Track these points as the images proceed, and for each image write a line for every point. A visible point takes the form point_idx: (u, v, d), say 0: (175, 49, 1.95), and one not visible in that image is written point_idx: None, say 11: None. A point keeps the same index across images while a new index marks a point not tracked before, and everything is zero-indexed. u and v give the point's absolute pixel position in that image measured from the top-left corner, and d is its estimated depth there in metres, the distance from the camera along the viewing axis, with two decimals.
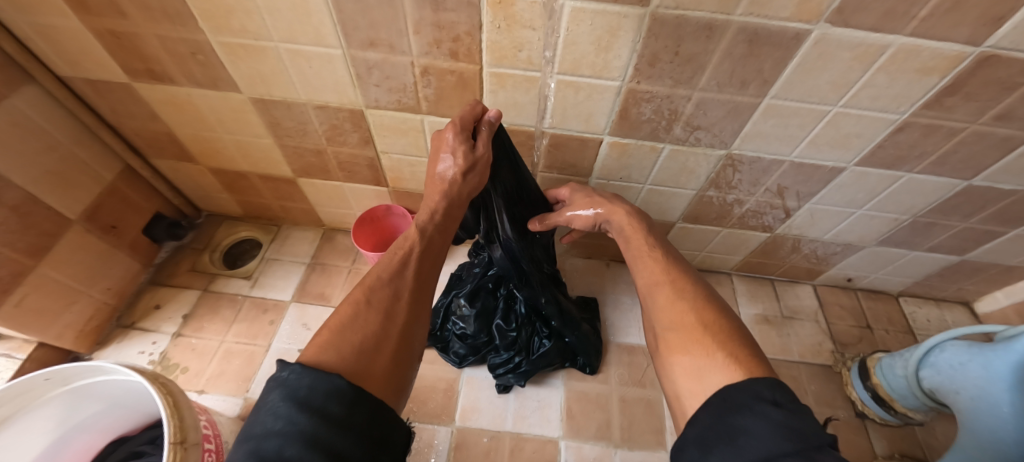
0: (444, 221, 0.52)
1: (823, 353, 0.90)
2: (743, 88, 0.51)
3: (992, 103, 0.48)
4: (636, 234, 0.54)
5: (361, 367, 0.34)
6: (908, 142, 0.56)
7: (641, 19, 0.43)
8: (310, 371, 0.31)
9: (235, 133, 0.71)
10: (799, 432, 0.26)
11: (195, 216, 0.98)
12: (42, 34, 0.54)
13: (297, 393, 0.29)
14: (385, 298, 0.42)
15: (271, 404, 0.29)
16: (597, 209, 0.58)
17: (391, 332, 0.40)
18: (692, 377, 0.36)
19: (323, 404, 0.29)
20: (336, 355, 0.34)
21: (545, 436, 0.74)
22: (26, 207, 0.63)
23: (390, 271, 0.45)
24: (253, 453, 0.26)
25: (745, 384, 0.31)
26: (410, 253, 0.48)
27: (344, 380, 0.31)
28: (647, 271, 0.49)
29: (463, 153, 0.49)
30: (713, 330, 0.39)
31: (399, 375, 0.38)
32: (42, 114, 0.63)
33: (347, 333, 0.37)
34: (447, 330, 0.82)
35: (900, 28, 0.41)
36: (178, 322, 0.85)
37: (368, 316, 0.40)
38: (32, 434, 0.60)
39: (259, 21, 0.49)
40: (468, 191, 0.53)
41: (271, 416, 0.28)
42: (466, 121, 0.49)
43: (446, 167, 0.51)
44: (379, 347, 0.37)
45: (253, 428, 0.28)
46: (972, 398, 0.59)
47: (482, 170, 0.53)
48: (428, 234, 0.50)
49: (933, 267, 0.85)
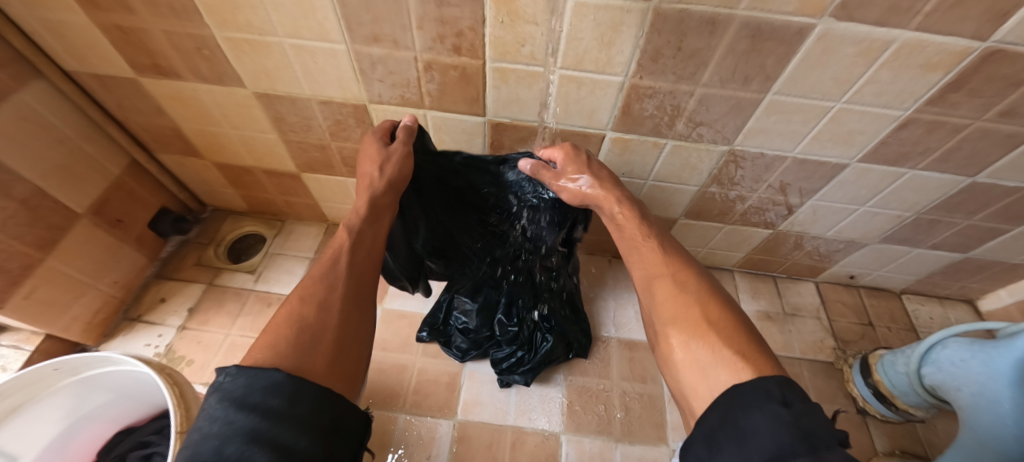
0: (372, 213, 0.51)
1: (824, 349, 0.90)
2: (745, 83, 0.51)
3: (997, 99, 0.48)
4: (630, 223, 0.52)
5: (302, 361, 0.34)
6: (912, 139, 0.56)
7: (644, 14, 0.43)
8: (244, 371, 0.31)
9: (240, 128, 0.72)
10: (807, 432, 0.26)
11: (200, 211, 0.98)
12: (51, 29, 0.55)
13: (234, 394, 0.30)
14: (319, 292, 0.42)
15: (208, 409, 0.29)
16: (588, 188, 0.52)
17: (329, 323, 0.39)
18: (699, 375, 0.37)
19: (263, 401, 0.29)
20: (272, 352, 0.34)
21: (546, 430, 0.75)
22: (35, 201, 0.64)
23: (322, 268, 0.44)
24: (191, 456, 0.26)
25: (752, 383, 0.31)
26: (340, 249, 0.47)
27: (282, 373, 0.31)
28: (644, 263, 0.49)
29: (375, 145, 0.53)
30: (719, 326, 0.39)
31: (344, 365, 0.38)
32: (50, 108, 0.64)
33: (282, 331, 0.37)
34: (450, 325, 0.82)
35: (904, 23, 0.41)
36: (183, 315, 0.86)
37: (304, 311, 0.39)
38: (43, 422, 0.61)
39: (264, 17, 0.50)
40: (393, 182, 0.52)
41: (207, 421, 0.28)
42: (382, 128, 0.55)
43: (367, 164, 0.52)
44: (318, 338, 0.37)
45: (195, 435, 0.28)
46: (972, 394, 0.59)
47: (404, 160, 0.53)
48: (356, 229, 0.49)
49: (937, 264, 0.85)
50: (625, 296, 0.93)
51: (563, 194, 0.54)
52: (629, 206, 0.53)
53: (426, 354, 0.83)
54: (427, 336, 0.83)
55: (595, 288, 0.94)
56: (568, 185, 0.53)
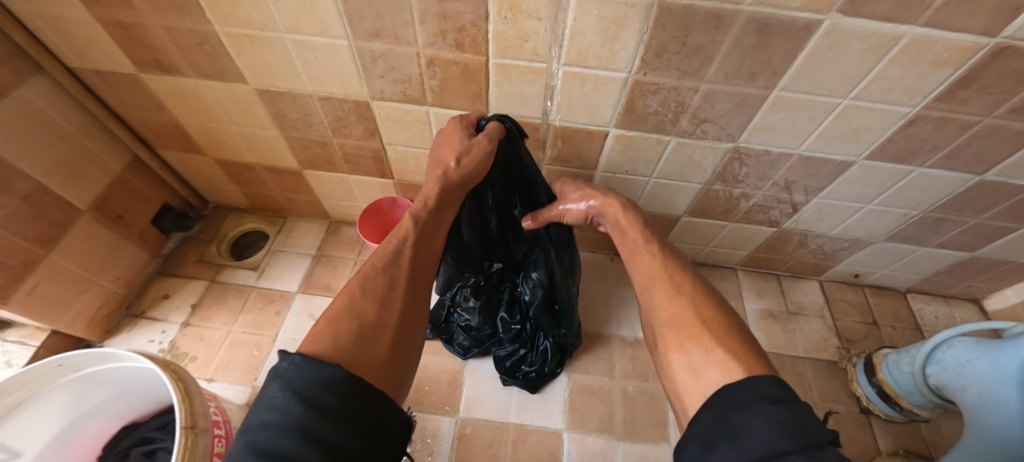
0: (439, 205, 0.50)
1: (828, 348, 0.89)
2: (751, 79, 0.50)
3: (1008, 96, 0.47)
4: (632, 227, 0.53)
5: (359, 357, 0.34)
6: (920, 136, 0.55)
7: (649, 9, 0.43)
8: (307, 362, 0.30)
9: (240, 124, 0.71)
10: (800, 429, 0.26)
11: (202, 207, 0.99)
12: (51, 24, 0.55)
13: (294, 383, 0.29)
14: (380, 287, 0.41)
15: (268, 395, 0.29)
16: (590, 203, 0.55)
17: (386, 322, 0.39)
18: (690, 376, 0.37)
19: (317, 396, 0.28)
20: (332, 344, 0.34)
21: (548, 428, 0.75)
22: (37, 197, 0.64)
23: (384, 260, 0.44)
24: (250, 444, 0.26)
25: (744, 384, 0.31)
26: (404, 241, 0.46)
27: (341, 370, 0.30)
28: (643, 267, 0.48)
29: (461, 134, 0.48)
30: (712, 326, 0.39)
31: (394, 368, 0.38)
32: (51, 104, 0.63)
33: (342, 322, 0.37)
34: (452, 322, 0.82)
35: (913, 18, 0.40)
36: (185, 311, 0.86)
37: (364, 305, 0.39)
38: (45, 418, 0.62)
39: (264, 11, 0.49)
40: (467, 177, 0.50)
41: (267, 407, 0.28)
42: (472, 120, 0.51)
43: (445, 152, 0.49)
44: (375, 336, 0.37)
45: (252, 420, 0.28)
46: (979, 395, 0.58)
47: (484, 155, 0.49)
48: (421, 222, 0.48)
49: (942, 263, 0.84)
50: (628, 294, 0.92)
51: (569, 216, 0.57)
52: (634, 214, 0.54)
53: (427, 351, 0.83)
54: (429, 332, 0.83)
55: (598, 286, 0.94)
56: (570, 206, 0.56)
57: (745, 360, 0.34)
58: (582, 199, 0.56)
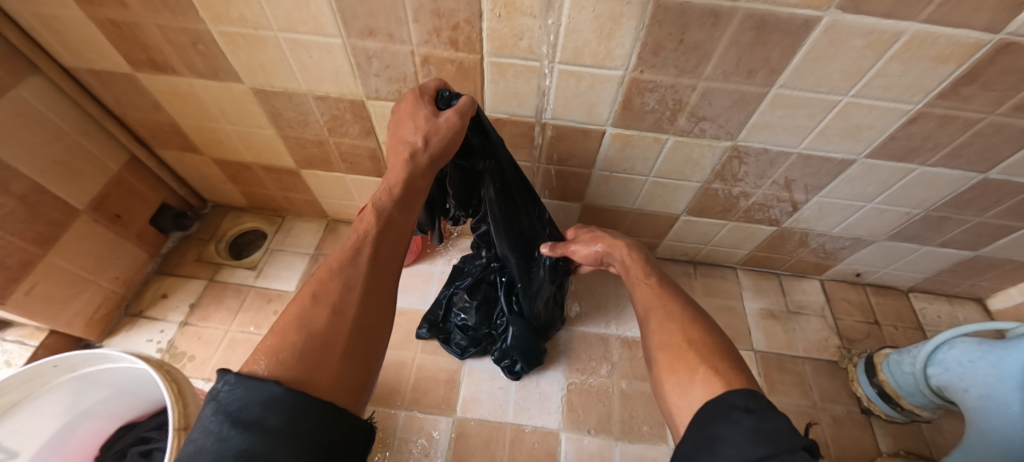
0: (404, 197, 0.47)
1: (829, 348, 0.88)
2: (750, 77, 0.50)
3: (1011, 93, 0.46)
4: (635, 264, 0.55)
5: (307, 372, 0.34)
6: (922, 133, 0.54)
7: (645, 5, 0.42)
8: (243, 381, 0.30)
9: (236, 123, 0.71)
10: (768, 435, 0.28)
11: (201, 207, 0.99)
12: (46, 24, 0.55)
13: (229, 407, 0.29)
14: (335, 292, 0.40)
15: (205, 419, 0.29)
16: (599, 245, 0.59)
17: (342, 329, 0.38)
18: (679, 394, 0.39)
19: (259, 417, 0.28)
20: (276, 361, 0.34)
21: (545, 428, 0.75)
22: (34, 197, 0.64)
23: (342, 261, 0.42)
24: None
25: (721, 397, 0.33)
26: (364, 239, 0.44)
27: (280, 386, 0.30)
28: (641, 297, 0.50)
29: (424, 111, 0.47)
30: (697, 345, 0.41)
31: (354, 375, 0.36)
32: (47, 104, 0.63)
33: (291, 335, 0.36)
34: (450, 322, 0.83)
35: (915, 14, 0.39)
36: (184, 311, 0.86)
37: (316, 314, 0.38)
38: (41, 418, 0.63)
39: (258, 11, 0.49)
40: (436, 158, 0.48)
41: (203, 433, 0.28)
42: (427, 92, 0.50)
43: (408, 132, 0.47)
44: (328, 346, 0.36)
45: (189, 446, 0.28)
46: (981, 396, 0.58)
47: (453, 131, 0.48)
48: (386, 213, 0.46)
49: (945, 262, 0.83)
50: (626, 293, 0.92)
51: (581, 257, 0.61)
52: (637, 253, 0.56)
53: (425, 351, 0.83)
54: (426, 332, 0.83)
55: (596, 285, 0.93)
56: (581, 248, 0.61)
57: (727, 375, 0.36)
58: (590, 244, 0.60)
